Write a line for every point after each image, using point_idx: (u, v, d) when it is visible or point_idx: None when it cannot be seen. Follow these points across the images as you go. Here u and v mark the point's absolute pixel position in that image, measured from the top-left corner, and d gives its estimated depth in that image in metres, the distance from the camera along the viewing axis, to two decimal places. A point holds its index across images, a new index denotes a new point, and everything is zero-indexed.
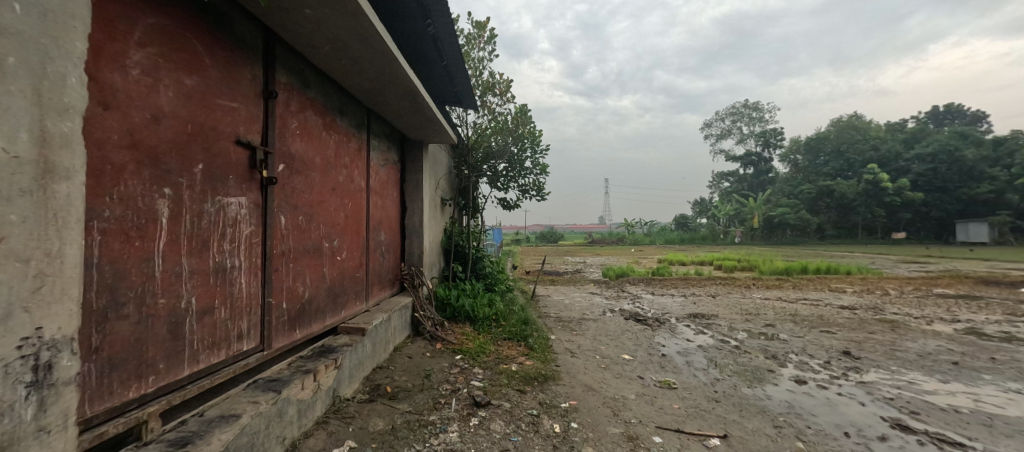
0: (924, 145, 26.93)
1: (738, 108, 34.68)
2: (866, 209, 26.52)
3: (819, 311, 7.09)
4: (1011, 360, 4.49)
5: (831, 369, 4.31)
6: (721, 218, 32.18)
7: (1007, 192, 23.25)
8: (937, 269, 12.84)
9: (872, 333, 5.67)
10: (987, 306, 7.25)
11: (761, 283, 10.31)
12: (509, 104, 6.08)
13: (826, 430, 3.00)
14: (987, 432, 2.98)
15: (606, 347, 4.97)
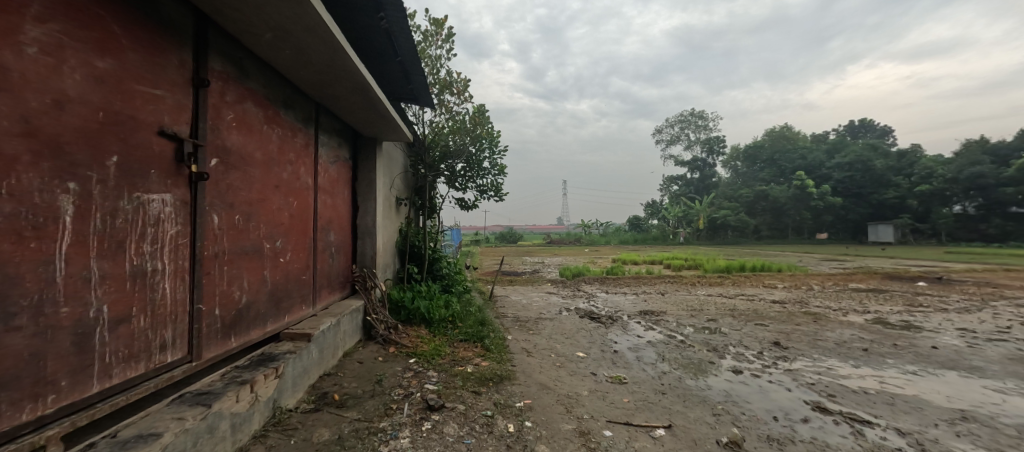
0: (844, 155, 29.82)
1: (687, 116, 36.64)
2: (796, 212, 29.00)
3: (755, 306, 7.64)
4: (911, 346, 5.08)
5: (764, 358, 4.66)
6: (670, 220, 33.78)
7: (909, 198, 26.32)
8: (853, 266, 14.30)
9: (799, 325, 6.20)
10: (892, 298, 8.18)
11: (705, 281, 10.96)
12: (466, 103, 6.02)
13: (758, 415, 3.24)
14: (890, 410, 3.35)
15: (561, 345, 5.06)
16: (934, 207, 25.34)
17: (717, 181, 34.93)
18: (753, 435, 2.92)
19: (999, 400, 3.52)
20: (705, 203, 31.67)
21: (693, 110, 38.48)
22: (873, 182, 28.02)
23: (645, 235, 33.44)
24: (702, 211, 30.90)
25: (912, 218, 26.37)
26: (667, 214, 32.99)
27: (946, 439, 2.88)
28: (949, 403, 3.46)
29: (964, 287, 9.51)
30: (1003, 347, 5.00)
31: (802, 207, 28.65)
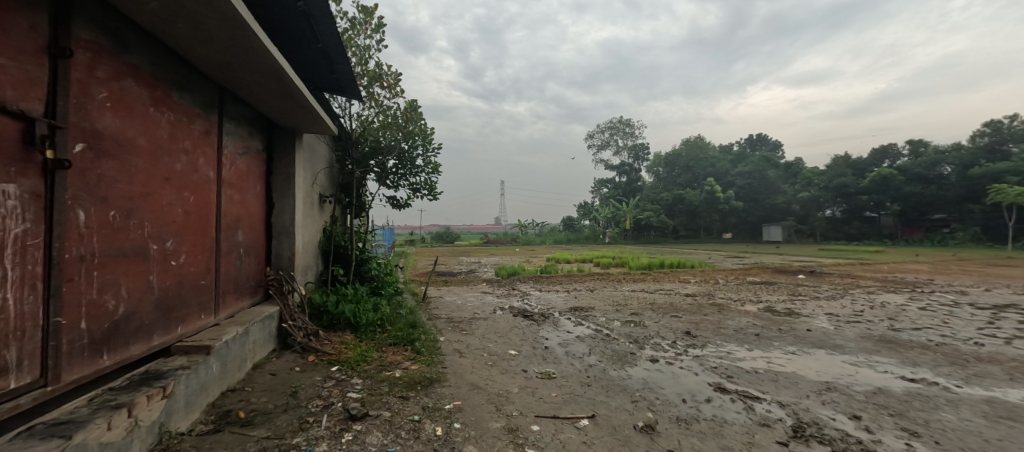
0: (744, 164, 33.63)
1: (616, 123, 38.80)
2: (707, 214, 32.13)
3: (672, 299, 8.32)
4: (793, 329, 5.87)
5: (677, 346, 5.08)
6: (601, 220, 35.41)
7: (793, 202, 30.51)
8: (751, 262, 16.20)
9: (707, 315, 6.88)
10: (780, 289, 9.41)
11: (629, 277, 11.71)
12: (397, 98, 5.78)
13: (670, 398, 3.52)
14: (776, 386, 3.83)
15: (493, 344, 5.06)
16: (811, 212, 29.96)
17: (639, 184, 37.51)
18: (665, 418, 3.15)
19: (855, 372, 4.19)
20: (631, 205, 33.74)
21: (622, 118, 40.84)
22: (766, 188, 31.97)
23: (575, 234, 34.89)
24: (628, 212, 32.77)
25: (795, 220, 30.58)
26: (598, 214, 34.82)
27: (815, 408, 3.36)
28: (818, 377, 4.05)
29: (834, 278, 11.23)
30: (859, 327, 5.99)
31: (712, 210, 31.84)
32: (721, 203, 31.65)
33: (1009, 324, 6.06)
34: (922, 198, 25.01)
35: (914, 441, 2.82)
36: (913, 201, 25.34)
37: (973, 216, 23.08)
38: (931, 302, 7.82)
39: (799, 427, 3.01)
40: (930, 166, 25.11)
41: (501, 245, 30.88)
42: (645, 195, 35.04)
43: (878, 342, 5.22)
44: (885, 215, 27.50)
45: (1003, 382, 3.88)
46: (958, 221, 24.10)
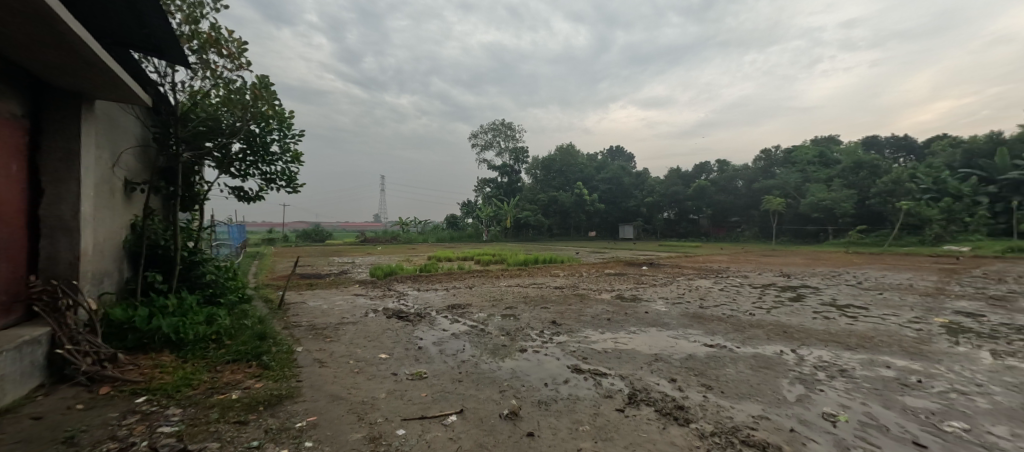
0: (604, 171, 37.89)
1: (498, 124, 39.61)
2: (577, 214, 35.73)
3: (542, 292, 8.92)
4: (636, 312, 6.87)
5: (543, 335, 5.47)
6: (482, 218, 35.44)
7: (640, 205, 35.86)
8: (609, 256, 18.42)
9: (571, 304, 7.57)
10: (630, 279, 10.93)
11: (506, 273, 12.20)
12: (242, 71, 4.89)
13: (533, 384, 3.76)
14: (619, 362, 4.42)
15: (360, 350, 4.69)
16: (654, 214, 35.56)
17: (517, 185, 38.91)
18: (528, 402, 3.36)
19: (676, 344, 5.11)
20: (510, 205, 35.17)
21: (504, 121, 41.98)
22: (621, 193, 36.69)
23: (457, 232, 34.82)
24: (508, 211, 34.03)
25: (642, 221, 35.88)
26: (480, 213, 34.94)
27: (646, 377, 3.98)
28: (650, 351, 4.82)
29: (670, 268, 13.53)
30: (683, 307, 7.32)
31: (580, 211, 35.41)
32: (588, 205, 35.31)
33: (773, 298, 8.16)
34: (724, 204, 31.89)
35: (709, 394, 3.56)
36: (720, 207, 32.23)
37: (754, 218, 30.41)
38: (730, 284, 10.02)
39: (633, 394, 3.52)
40: (729, 180, 32.19)
41: (384, 245, 29.04)
42: (523, 195, 36.90)
43: (693, 318, 6.46)
44: (701, 217, 34.27)
45: (766, 341, 5.18)
46: (745, 222, 31.46)
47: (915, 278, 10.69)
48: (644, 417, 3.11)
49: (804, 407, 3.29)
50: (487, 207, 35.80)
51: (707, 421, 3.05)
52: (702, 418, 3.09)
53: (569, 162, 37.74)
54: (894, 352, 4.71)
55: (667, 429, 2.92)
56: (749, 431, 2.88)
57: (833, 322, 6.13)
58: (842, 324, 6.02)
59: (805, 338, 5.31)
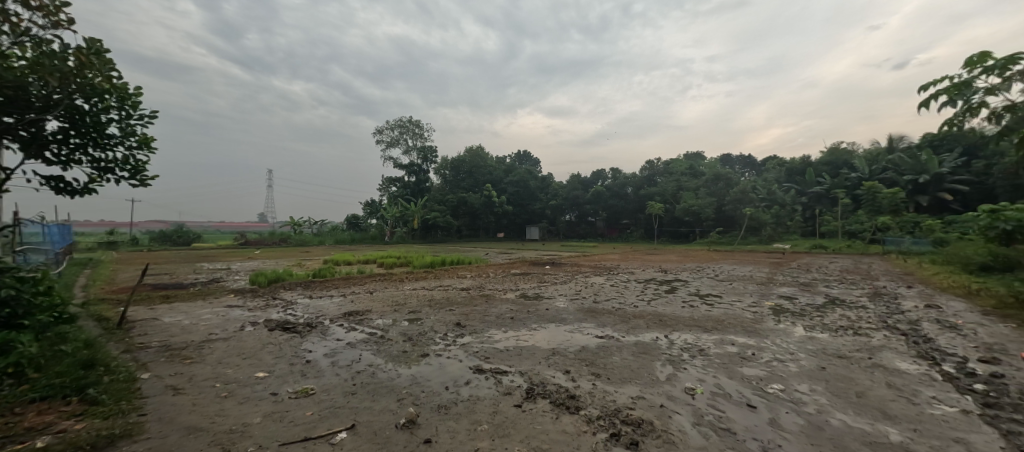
0: (512, 173, 38.82)
1: (405, 121, 37.88)
2: (486, 216, 36.11)
3: (447, 294, 8.77)
4: (537, 310, 7.14)
5: (445, 338, 5.37)
6: (388, 219, 33.43)
7: (544, 208, 37.48)
8: (515, 257, 18.85)
9: (476, 305, 7.57)
10: (533, 278, 11.35)
11: (410, 276, 11.73)
12: (61, 30, 3.92)
13: (433, 389, 3.66)
14: (519, 359, 4.53)
15: (232, 369, 4.08)
16: (558, 216, 37.47)
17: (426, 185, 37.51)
18: (427, 408, 3.25)
19: (572, 337, 5.42)
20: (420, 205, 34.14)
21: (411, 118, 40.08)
22: (528, 195, 37.93)
23: (358, 234, 32.54)
24: (416, 212, 32.77)
25: (546, 222, 37.47)
26: (386, 213, 33.02)
27: (543, 371, 4.15)
28: (547, 346, 5.03)
29: (570, 267, 14.35)
30: (579, 302, 7.81)
31: (489, 212, 35.50)
32: (496, 207, 35.78)
33: (654, 291, 9.15)
34: (616, 208, 34.71)
35: (597, 381, 3.84)
36: (614, 210, 35.23)
37: (641, 220, 33.87)
38: (620, 280, 10.99)
39: (530, 388, 3.64)
40: (621, 186, 35.16)
41: (274, 247, 25.80)
42: (431, 195, 35.94)
43: (587, 312, 6.92)
44: (598, 219, 37.07)
45: (646, 329, 5.78)
46: (635, 224, 34.88)
47: (758, 270, 12.94)
48: (540, 409, 3.23)
49: (671, 384, 3.74)
50: (393, 206, 34.01)
51: (595, 406, 3.28)
52: (590, 405, 3.31)
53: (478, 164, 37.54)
54: (739, 332, 5.63)
55: (560, 418, 3.07)
56: (628, 411, 3.17)
57: (697, 310, 7.09)
58: (704, 311, 7.00)
59: (676, 324, 6.05)
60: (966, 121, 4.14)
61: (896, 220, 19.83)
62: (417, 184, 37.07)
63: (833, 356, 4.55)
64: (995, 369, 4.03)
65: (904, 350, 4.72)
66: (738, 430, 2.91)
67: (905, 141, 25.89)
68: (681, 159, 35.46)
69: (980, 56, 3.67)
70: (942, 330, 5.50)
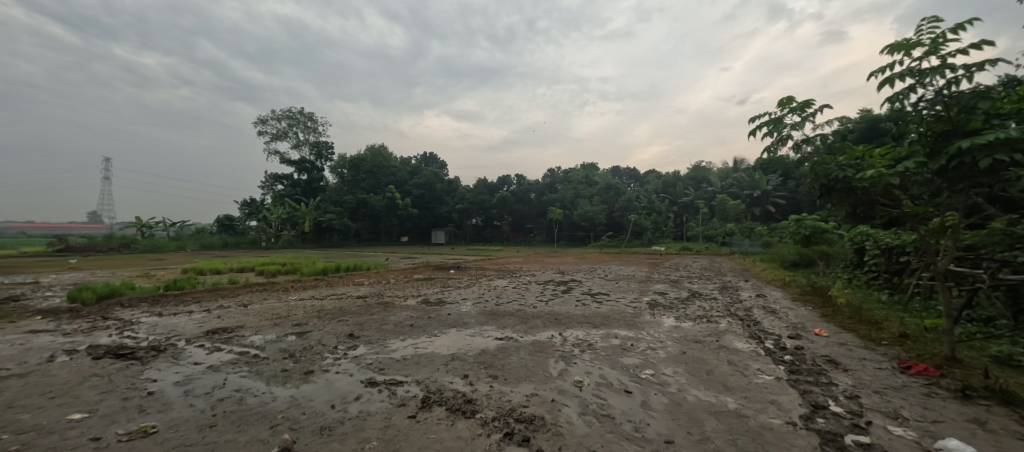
0: (417, 175, 37.75)
1: (295, 113, 33.90)
2: (388, 219, 34.36)
3: (340, 303, 8.06)
4: (438, 315, 6.98)
5: (333, 352, 4.91)
6: (273, 221, 29.52)
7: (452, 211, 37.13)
8: (419, 261, 18.22)
9: (372, 314, 7.09)
10: (436, 283, 11.06)
11: (299, 285, 10.51)
12: None
13: (316, 409, 3.32)
14: (417, 367, 4.37)
15: (30, 414, 3.18)
16: (463, 220, 37.33)
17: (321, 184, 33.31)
18: (307, 432, 2.93)
19: (472, 341, 5.41)
20: (311, 206, 29.96)
21: (303, 109, 35.62)
22: (433, 198, 37.16)
23: (233, 238, 28.18)
24: (308, 213, 29.42)
25: (453, 226, 37.06)
26: (268, 214, 28.91)
27: (441, 377, 4.05)
28: (447, 351, 4.93)
29: (475, 270, 14.36)
30: (481, 306, 7.84)
31: (392, 215, 33.87)
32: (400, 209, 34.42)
33: (552, 291, 9.65)
34: (521, 213, 36.22)
35: (494, 383, 3.88)
36: (517, 215, 36.37)
37: (542, 224, 35.48)
38: (522, 282, 11.34)
39: (426, 397, 3.52)
40: (525, 192, 36.76)
41: (117, 255, 20.86)
42: (326, 195, 32.88)
43: (489, 315, 6.98)
44: (503, 223, 37.79)
45: (543, 328, 6.05)
46: (537, 228, 36.35)
47: (640, 270, 14.54)
48: (435, 417, 3.14)
49: (562, 379, 3.96)
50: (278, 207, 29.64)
51: (491, 408, 3.31)
52: (486, 407, 3.33)
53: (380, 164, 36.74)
54: (621, 326, 6.22)
55: (455, 424, 3.02)
56: (522, 409, 3.27)
57: (587, 307, 7.66)
58: (594, 308, 7.59)
59: (569, 322, 6.44)
60: (779, 148, 5.14)
61: (741, 226, 24.03)
62: (310, 182, 32.60)
63: (692, 341, 5.30)
64: (800, 342, 5.11)
65: (741, 332, 5.72)
66: (617, 415, 3.19)
67: (745, 162, 31.64)
68: (577, 169, 38.17)
69: (787, 98, 4.57)
70: (767, 315, 6.80)
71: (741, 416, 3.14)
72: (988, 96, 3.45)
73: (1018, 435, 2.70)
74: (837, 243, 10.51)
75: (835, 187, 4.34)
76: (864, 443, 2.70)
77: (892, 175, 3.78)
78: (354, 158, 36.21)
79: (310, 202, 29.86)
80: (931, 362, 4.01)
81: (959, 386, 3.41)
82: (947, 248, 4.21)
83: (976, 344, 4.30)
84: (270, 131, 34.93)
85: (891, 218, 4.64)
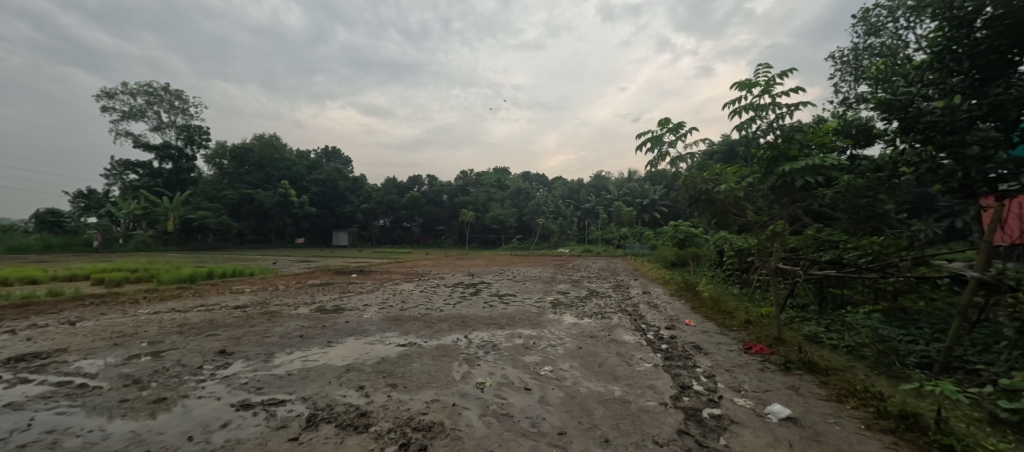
0: (315, 172, 34.62)
1: (156, 88, 28.43)
2: (280, 219, 30.80)
3: (210, 316, 6.94)
4: (334, 324, 6.42)
5: (197, 373, 4.21)
6: (123, 219, 24.15)
7: (356, 212, 34.75)
8: (315, 265, 16.57)
9: (251, 326, 6.24)
10: (333, 289, 10.18)
11: (157, 296, 8.79)
12: None
13: (167, 444, 2.81)
14: (303, 383, 3.95)
15: None
16: (370, 221, 35.22)
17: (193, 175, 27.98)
18: None
19: (371, 349, 5.08)
20: (177, 200, 25.24)
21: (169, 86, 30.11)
22: (333, 197, 34.41)
23: (64, 237, 22.52)
24: (174, 210, 24.79)
25: (357, 227, 34.70)
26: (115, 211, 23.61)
27: (332, 392, 3.72)
28: (341, 362, 4.56)
29: (380, 274, 13.57)
30: (383, 311, 7.43)
31: (283, 214, 30.58)
32: (293, 208, 31.29)
33: (460, 294, 9.56)
34: (431, 214, 35.16)
35: (393, 392, 3.70)
36: (427, 216, 35.47)
37: (453, 226, 35.03)
38: (430, 286, 11.03)
39: (312, 415, 3.21)
40: (437, 193, 35.82)
41: None
42: (199, 190, 28.29)
43: (392, 321, 6.64)
44: (412, 225, 36.51)
45: (448, 331, 5.95)
46: (448, 230, 35.79)
47: (546, 271, 15.20)
48: (320, 437, 2.88)
49: (464, 382, 3.93)
50: (131, 202, 24.22)
51: (387, 419, 3.14)
52: (382, 419, 3.16)
53: (270, 155, 32.78)
54: (524, 325, 6.42)
55: (345, 442, 2.81)
56: (420, 417, 3.16)
57: (494, 309, 7.76)
58: (500, 309, 7.72)
59: (475, 324, 6.44)
60: (660, 162, 5.79)
61: (633, 230, 26.62)
62: (176, 172, 27.13)
63: (586, 336, 5.69)
64: (674, 332, 5.82)
65: (629, 326, 6.30)
66: (515, 412, 3.27)
67: (636, 173, 35.18)
68: (488, 172, 38.60)
69: (666, 119, 5.16)
70: (650, 309, 7.61)
71: (623, 402, 3.45)
72: (805, 129, 4.32)
73: (818, 396, 3.42)
74: (705, 245, 12.23)
75: (700, 198, 5.03)
76: (717, 415, 3.16)
77: (741, 189, 4.51)
78: (236, 148, 31.75)
79: (178, 195, 25.15)
80: (766, 342, 4.87)
81: (783, 361, 4.19)
82: (777, 249, 5.16)
83: (796, 325, 5.35)
84: (120, 108, 28.80)
85: (740, 225, 5.54)
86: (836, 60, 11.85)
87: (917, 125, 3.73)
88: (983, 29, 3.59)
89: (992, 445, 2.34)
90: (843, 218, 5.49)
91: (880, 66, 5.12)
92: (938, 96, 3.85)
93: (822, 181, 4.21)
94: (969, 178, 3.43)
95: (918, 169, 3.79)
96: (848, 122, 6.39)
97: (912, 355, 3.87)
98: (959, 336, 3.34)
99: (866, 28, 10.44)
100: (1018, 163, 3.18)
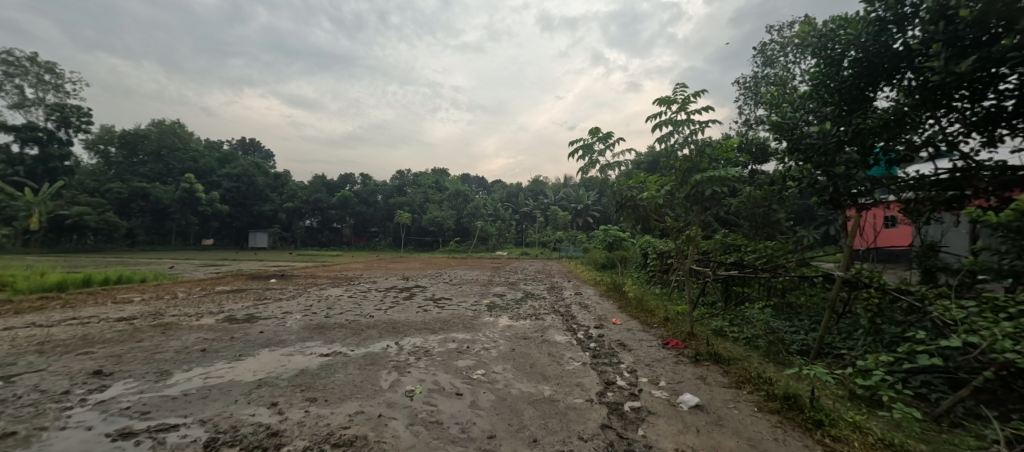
0: (227, 166, 31.29)
1: (19, 58, 23.76)
2: (181, 216, 27.63)
3: (84, 331, 5.89)
4: (245, 334, 5.79)
5: (61, 400, 3.54)
6: None
7: (277, 210, 32.03)
8: (225, 269, 14.89)
9: (139, 341, 5.41)
10: (246, 296, 9.20)
11: (11, 309, 7.29)
12: None
13: None
14: (201, 403, 3.50)
15: None
16: (294, 221, 32.62)
17: (67, 163, 23.52)
18: None
19: (287, 361, 4.67)
20: (44, 194, 19.60)
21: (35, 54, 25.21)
22: (249, 194, 31.33)
23: None
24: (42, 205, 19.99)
25: (278, 227, 31.96)
26: None
27: (238, 411, 3.34)
28: (250, 378, 4.11)
29: (304, 279, 12.58)
30: (305, 319, 6.85)
31: (185, 211, 27.46)
32: (199, 205, 28.08)
33: (392, 298, 9.16)
34: (363, 215, 33.46)
35: (311, 407, 3.42)
36: (358, 217, 33.69)
37: (387, 227, 33.58)
38: (360, 290, 10.44)
39: (212, 439, 2.86)
40: (370, 193, 34.20)
41: None
42: (76, 182, 24.11)
43: (314, 330, 6.15)
44: (342, 226, 34.56)
45: (378, 338, 5.66)
46: (382, 231, 34.29)
47: (483, 274, 15.11)
48: None
49: (392, 391, 3.75)
50: None
51: (303, 437, 2.88)
52: (297, 437, 2.89)
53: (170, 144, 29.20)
54: (458, 329, 6.31)
55: None
56: (341, 431, 2.95)
57: (428, 313, 7.54)
58: (435, 313, 7.53)
59: (407, 330, 6.21)
60: (590, 170, 6.02)
61: (568, 234, 27.52)
62: (44, 159, 22.21)
63: (520, 338, 5.75)
64: (602, 331, 6.09)
65: (561, 326, 6.46)
66: (445, 419, 3.17)
67: (570, 179, 36.44)
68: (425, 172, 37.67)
69: (595, 129, 5.38)
70: (581, 309, 7.91)
71: (552, 401, 3.52)
72: (713, 144, 4.75)
73: (721, 383, 3.76)
74: (632, 249, 13.01)
75: (625, 204, 5.37)
76: (637, 407, 3.34)
77: (660, 197, 4.82)
78: (126, 134, 27.62)
79: (52, 186, 19.58)
80: (680, 337, 5.27)
81: (694, 354, 4.56)
82: (691, 253, 5.60)
83: (706, 321, 5.85)
84: None
85: (660, 230, 5.93)
86: (740, 86, 13.29)
87: (800, 146, 4.28)
88: (848, 69, 4.22)
89: (850, 418, 2.73)
90: (745, 224, 6.14)
91: (773, 93, 5.78)
92: (816, 122, 4.43)
93: (726, 191, 4.66)
94: (837, 192, 3.98)
95: (800, 183, 4.36)
96: (749, 140, 7.16)
97: (795, 343, 4.42)
98: (828, 328, 3.88)
99: (762, 59, 11.85)
100: (872, 181, 3.78)
